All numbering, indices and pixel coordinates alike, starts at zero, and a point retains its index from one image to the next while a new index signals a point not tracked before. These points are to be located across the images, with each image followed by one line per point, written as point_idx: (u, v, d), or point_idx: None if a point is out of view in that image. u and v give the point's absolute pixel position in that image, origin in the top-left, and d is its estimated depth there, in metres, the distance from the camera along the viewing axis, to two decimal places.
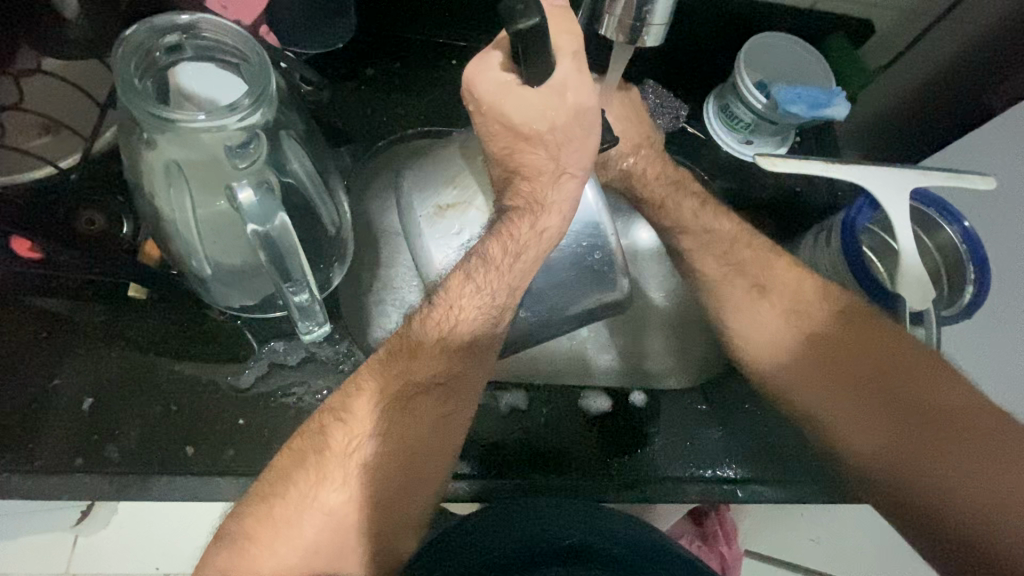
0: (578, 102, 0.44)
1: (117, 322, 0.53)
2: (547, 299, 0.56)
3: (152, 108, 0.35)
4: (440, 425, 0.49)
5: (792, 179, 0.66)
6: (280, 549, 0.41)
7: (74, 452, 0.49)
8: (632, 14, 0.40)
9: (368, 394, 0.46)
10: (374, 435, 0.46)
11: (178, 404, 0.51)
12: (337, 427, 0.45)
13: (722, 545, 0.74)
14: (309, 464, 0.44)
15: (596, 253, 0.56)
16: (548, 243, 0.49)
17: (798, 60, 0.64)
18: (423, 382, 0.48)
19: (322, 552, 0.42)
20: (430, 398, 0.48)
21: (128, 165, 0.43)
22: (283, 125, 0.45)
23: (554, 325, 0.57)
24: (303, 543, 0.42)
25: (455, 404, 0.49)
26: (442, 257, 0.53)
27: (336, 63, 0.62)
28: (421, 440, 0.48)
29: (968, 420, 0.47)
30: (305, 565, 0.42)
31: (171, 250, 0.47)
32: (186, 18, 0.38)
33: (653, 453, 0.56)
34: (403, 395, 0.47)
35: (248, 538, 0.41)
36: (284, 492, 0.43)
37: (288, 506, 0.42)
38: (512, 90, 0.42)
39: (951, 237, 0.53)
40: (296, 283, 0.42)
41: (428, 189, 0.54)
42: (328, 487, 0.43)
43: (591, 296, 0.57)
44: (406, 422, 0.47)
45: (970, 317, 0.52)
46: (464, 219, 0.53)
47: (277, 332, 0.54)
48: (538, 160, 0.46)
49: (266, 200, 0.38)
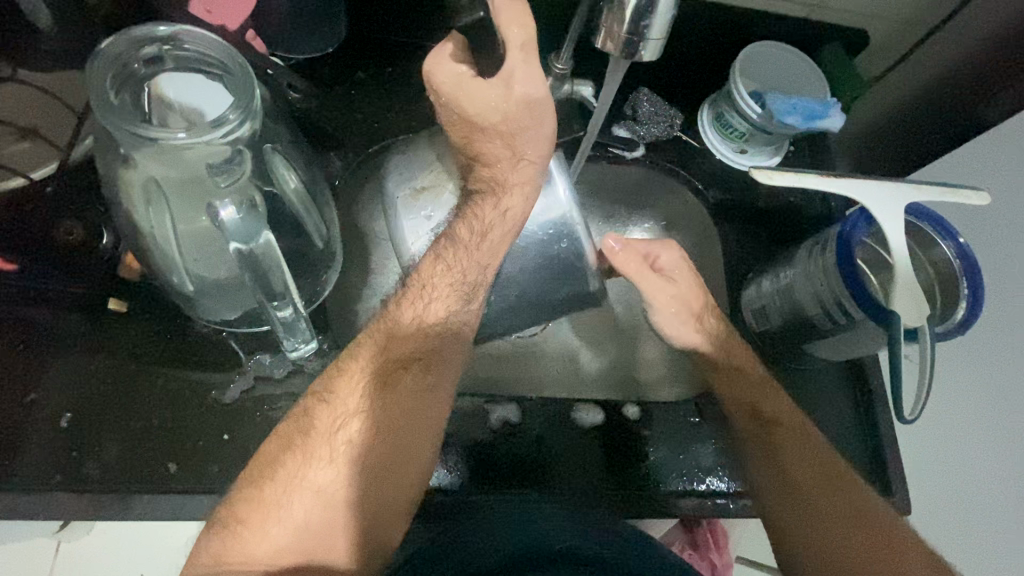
0: (525, 93, 0.44)
1: (95, 334, 0.51)
2: (521, 284, 0.57)
3: (129, 125, 0.33)
4: (422, 400, 0.49)
5: (787, 190, 0.66)
6: (272, 530, 0.42)
7: (52, 469, 0.47)
8: (630, 28, 0.39)
9: (351, 375, 0.47)
10: (358, 412, 0.46)
11: (159, 419, 0.50)
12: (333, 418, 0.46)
13: (714, 554, 0.74)
14: (296, 447, 0.44)
15: (563, 242, 0.54)
16: (513, 224, 0.52)
17: (794, 70, 0.63)
18: (404, 357, 0.49)
19: (313, 531, 0.43)
20: (411, 373, 0.49)
21: (106, 177, 0.41)
22: (270, 137, 0.43)
23: (523, 309, 0.58)
24: (292, 524, 0.43)
25: (434, 379, 0.50)
26: (414, 239, 0.55)
27: (327, 69, 0.60)
28: (403, 423, 0.47)
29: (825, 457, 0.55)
30: (296, 545, 0.42)
31: (151, 264, 0.45)
32: (164, 30, 0.37)
33: (647, 462, 0.56)
34: (386, 371, 0.48)
35: (237, 519, 0.42)
36: (273, 476, 0.44)
37: (276, 488, 0.43)
38: (464, 82, 0.43)
39: (946, 253, 0.53)
40: (282, 299, 0.40)
41: (408, 172, 0.55)
42: (315, 467, 0.44)
43: (561, 286, 0.56)
44: (388, 404, 0.47)
45: (964, 333, 0.52)
46: (437, 204, 0.55)
47: (264, 344, 0.53)
48: (496, 148, 0.49)
49: (249, 218, 0.36)
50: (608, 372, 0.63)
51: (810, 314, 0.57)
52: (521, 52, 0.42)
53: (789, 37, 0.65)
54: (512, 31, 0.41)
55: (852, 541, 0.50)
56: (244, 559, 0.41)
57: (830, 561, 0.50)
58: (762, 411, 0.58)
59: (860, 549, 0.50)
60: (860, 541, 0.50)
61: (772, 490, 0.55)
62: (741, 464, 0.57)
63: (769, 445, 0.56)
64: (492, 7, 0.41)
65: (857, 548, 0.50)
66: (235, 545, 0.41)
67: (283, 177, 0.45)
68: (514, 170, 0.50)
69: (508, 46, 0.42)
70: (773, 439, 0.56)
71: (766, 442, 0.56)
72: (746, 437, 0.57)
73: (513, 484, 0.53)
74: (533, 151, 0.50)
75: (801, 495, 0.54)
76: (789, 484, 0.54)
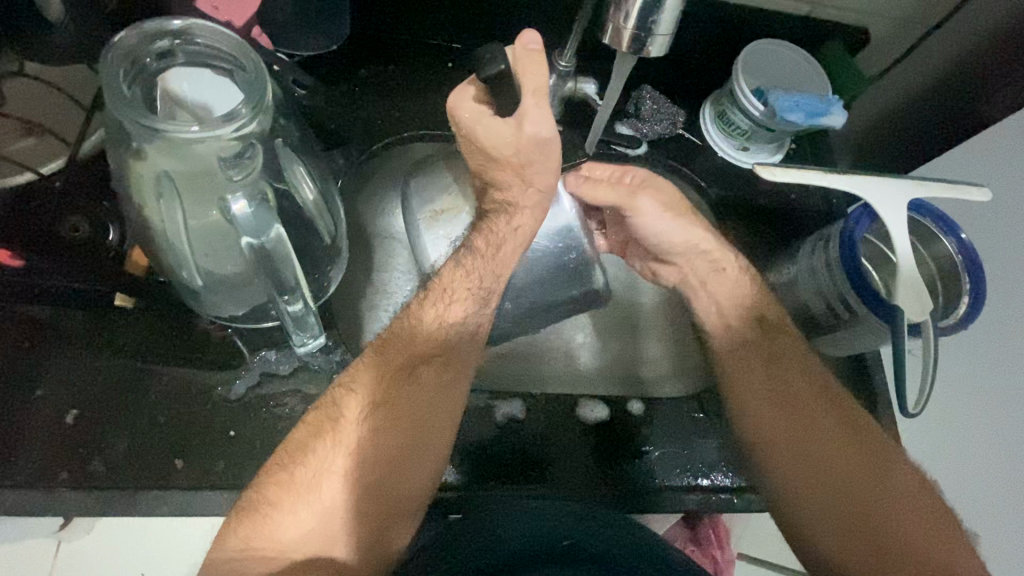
0: (534, 133, 0.44)
1: (100, 330, 0.51)
2: (533, 292, 0.60)
3: (142, 117, 0.33)
4: (439, 399, 0.49)
5: (788, 187, 0.66)
6: (300, 513, 0.42)
7: (59, 465, 0.47)
8: (637, 23, 0.39)
9: (370, 368, 0.48)
10: (375, 406, 0.47)
11: (166, 416, 0.50)
12: (364, 408, 0.46)
13: (715, 550, 0.74)
14: (327, 435, 0.45)
15: (572, 254, 0.60)
16: (524, 239, 0.53)
17: (796, 68, 0.64)
18: (424, 354, 0.49)
19: (339, 517, 0.43)
20: (431, 370, 0.49)
21: (116, 172, 0.41)
22: (279, 132, 0.44)
23: (537, 314, 0.61)
24: (319, 506, 0.43)
25: (452, 376, 0.50)
26: (434, 253, 0.58)
27: (332, 66, 0.60)
28: (422, 417, 0.48)
29: (846, 446, 0.52)
30: (321, 530, 0.43)
31: (159, 259, 0.45)
32: (178, 24, 0.37)
33: (662, 458, 0.56)
34: (407, 366, 0.49)
35: (265, 501, 0.42)
36: (303, 461, 0.44)
37: (307, 474, 0.43)
38: (482, 119, 0.44)
39: (948, 248, 0.53)
40: (291, 294, 0.41)
41: (426, 196, 0.60)
42: (339, 457, 0.44)
43: (569, 292, 0.60)
44: (408, 396, 0.48)
45: (966, 327, 0.52)
46: (455, 223, 0.59)
47: (269, 341, 0.53)
48: (508, 177, 0.48)
49: (261, 212, 0.37)
50: (611, 367, 0.62)
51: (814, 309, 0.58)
52: (534, 97, 0.43)
53: (790, 34, 0.65)
54: (529, 78, 0.42)
55: (827, 439, 0.53)
56: (271, 542, 0.41)
57: (807, 471, 0.52)
58: (768, 318, 0.59)
59: (831, 447, 0.53)
60: (833, 441, 0.53)
61: (762, 389, 0.56)
62: (736, 368, 0.58)
63: (768, 350, 0.57)
64: (512, 54, 0.43)
65: (829, 445, 0.53)
66: (264, 530, 0.42)
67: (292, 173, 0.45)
68: (525, 195, 0.50)
69: (523, 91, 0.43)
70: (777, 348, 0.57)
71: (767, 348, 0.58)
72: (744, 379, 0.57)
73: (518, 481, 0.53)
74: (544, 183, 0.49)
75: (792, 396, 0.55)
76: (782, 388, 0.56)
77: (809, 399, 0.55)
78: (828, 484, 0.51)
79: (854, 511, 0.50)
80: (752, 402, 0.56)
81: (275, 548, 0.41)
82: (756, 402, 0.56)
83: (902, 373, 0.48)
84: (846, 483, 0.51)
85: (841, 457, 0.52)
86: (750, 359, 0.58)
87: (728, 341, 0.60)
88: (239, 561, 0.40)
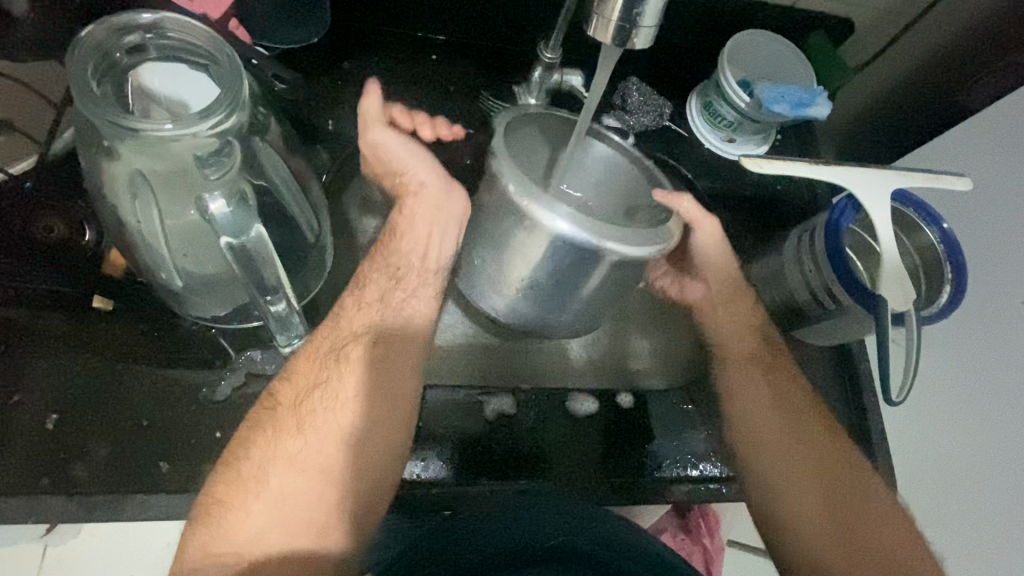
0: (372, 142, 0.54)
1: (80, 332, 0.50)
2: (542, 280, 0.51)
3: (111, 115, 0.32)
4: (377, 370, 0.48)
5: (774, 178, 0.67)
6: (254, 508, 0.43)
7: (40, 471, 0.46)
8: (621, 15, 0.38)
9: (327, 356, 0.47)
10: (320, 385, 0.46)
11: (149, 419, 0.49)
12: (309, 393, 0.46)
13: (705, 538, 0.75)
14: (264, 424, 0.45)
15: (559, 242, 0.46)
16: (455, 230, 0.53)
17: (781, 58, 0.63)
18: (352, 332, 0.49)
19: (288, 504, 0.43)
20: (360, 347, 0.48)
21: (88, 172, 0.40)
22: (260, 129, 0.43)
23: (561, 297, 0.53)
24: (272, 499, 0.43)
25: (385, 350, 0.49)
26: None
27: (313, 59, 0.59)
28: (372, 392, 0.47)
29: (816, 442, 0.56)
30: (281, 520, 0.43)
31: (137, 259, 0.44)
32: (147, 18, 0.36)
33: (638, 447, 0.56)
34: (336, 346, 0.48)
35: (216, 503, 0.42)
36: (246, 455, 0.44)
37: (253, 465, 0.44)
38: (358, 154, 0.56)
39: (930, 238, 0.54)
40: (275, 295, 0.40)
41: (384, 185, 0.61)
42: (286, 441, 0.44)
43: (590, 277, 0.49)
44: (350, 375, 0.47)
45: (948, 316, 0.53)
46: None
47: (255, 340, 0.53)
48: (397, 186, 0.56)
49: (240, 211, 0.37)
50: (600, 359, 0.62)
51: (800, 299, 0.59)
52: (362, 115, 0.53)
53: (776, 24, 0.65)
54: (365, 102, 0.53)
55: (829, 456, 0.55)
56: (230, 543, 0.41)
57: (782, 462, 0.56)
58: (773, 334, 0.61)
59: (833, 463, 0.55)
60: (832, 466, 0.55)
61: (764, 409, 0.57)
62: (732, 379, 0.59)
63: (772, 364, 0.59)
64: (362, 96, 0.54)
65: (831, 461, 0.55)
66: (218, 532, 0.42)
67: (274, 171, 0.44)
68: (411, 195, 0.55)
69: None
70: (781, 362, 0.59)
71: (772, 363, 0.59)
72: (738, 364, 0.60)
73: (503, 471, 0.53)
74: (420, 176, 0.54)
75: (796, 411, 0.57)
76: (785, 401, 0.57)
77: (813, 417, 0.57)
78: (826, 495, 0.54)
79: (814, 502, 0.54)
80: (755, 418, 0.57)
81: (232, 548, 0.41)
82: (761, 420, 0.57)
83: (886, 363, 0.49)
84: (844, 503, 0.54)
85: (810, 454, 0.55)
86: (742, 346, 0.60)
87: (723, 323, 0.61)
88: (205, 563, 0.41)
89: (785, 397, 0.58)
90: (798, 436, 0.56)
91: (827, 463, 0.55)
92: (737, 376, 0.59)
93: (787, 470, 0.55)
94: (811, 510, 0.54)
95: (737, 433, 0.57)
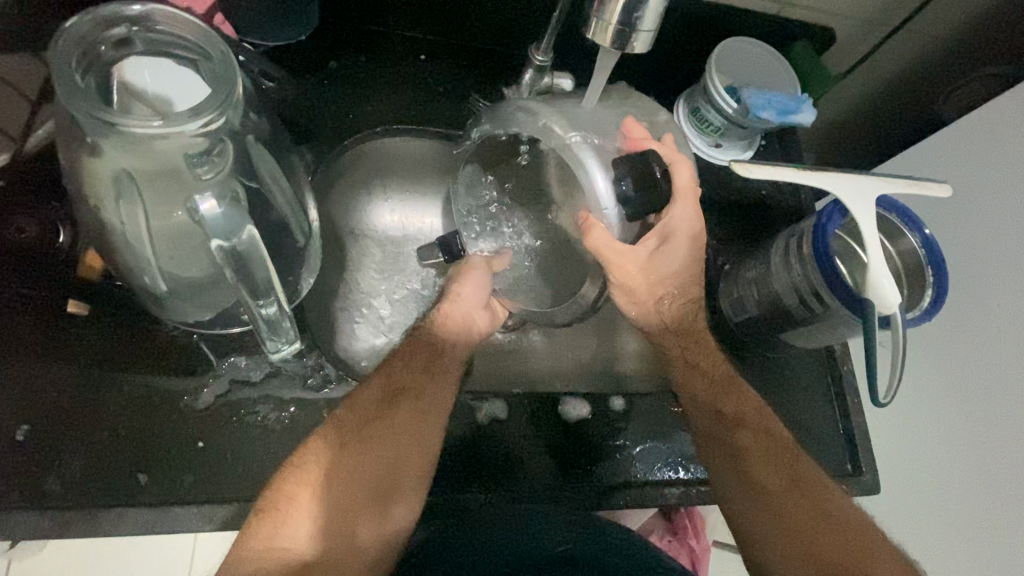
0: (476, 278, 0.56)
1: (54, 339, 0.48)
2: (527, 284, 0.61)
3: (95, 111, 0.31)
4: (420, 415, 0.49)
5: (760, 183, 0.67)
6: (310, 508, 0.44)
7: (10, 486, 0.44)
8: (621, 18, 0.38)
9: (375, 390, 0.50)
10: (367, 419, 0.49)
11: (126, 429, 0.47)
12: (370, 423, 0.49)
13: (693, 541, 0.76)
14: (325, 437, 0.47)
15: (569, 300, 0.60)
16: (477, 315, 0.56)
17: (768, 65, 0.64)
18: (403, 384, 0.50)
19: (337, 509, 0.45)
20: (411, 397, 0.50)
21: (68, 170, 0.38)
22: (252, 128, 0.41)
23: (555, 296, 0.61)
24: (325, 500, 0.45)
25: (424, 399, 0.50)
26: (375, 297, 0.63)
27: (302, 57, 0.58)
28: (408, 434, 0.49)
29: (803, 471, 0.51)
30: (329, 521, 0.45)
31: (117, 261, 0.43)
32: (137, 9, 0.34)
33: (624, 463, 0.56)
34: (390, 395, 0.50)
35: (283, 497, 0.44)
36: (311, 460, 0.45)
37: (319, 471, 0.45)
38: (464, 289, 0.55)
39: (912, 243, 0.56)
40: (266, 298, 0.39)
41: (418, 197, 0.65)
42: (344, 457, 0.47)
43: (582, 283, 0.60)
44: (392, 419, 0.49)
45: (931, 319, 0.54)
46: (389, 282, 0.64)
47: (239, 346, 0.51)
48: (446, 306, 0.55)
49: (231, 211, 0.34)
50: (588, 365, 0.64)
51: (787, 304, 0.58)
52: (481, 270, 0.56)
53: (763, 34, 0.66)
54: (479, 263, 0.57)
55: (821, 536, 0.47)
56: (291, 540, 0.43)
57: (760, 482, 0.51)
58: (722, 409, 0.54)
59: (823, 534, 0.47)
60: (821, 490, 0.50)
61: (756, 441, 0.53)
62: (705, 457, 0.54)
63: (734, 446, 0.53)
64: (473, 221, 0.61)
65: (817, 538, 0.47)
66: (280, 526, 0.43)
67: (265, 171, 0.43)
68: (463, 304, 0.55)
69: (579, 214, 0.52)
70: (737, 441, 0.53)
71: (744, 415, 0.54)
72: (725, 386, 0.55)
73: (508, 481, 0.53)
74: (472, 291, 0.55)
75: (782, 443, 0.53)
76: (774, 445, 0.52)
77: (806, 476, 0.51)
78: (819, 523, 0.48)
79: (798, 517, 0.49)
80: (731, 461, 0.52)
81: (291, 547, 0.43)
82: (741, 443, 0.53)
83: (873, 367, 0.50)
84: (827, 519, 0.48)
85: (785, 475, 0.51)
86: (726, 371, 0.56)
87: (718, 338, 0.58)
88: (263, 557, 0.42)
89: (770, 423, 0.54)
90: (776, 458, 0.52)
91: (818, 487, 0.50)
92: (728, 401, 0.55)
93: (764, 485, 0.51)
94: (783, 524, 0.49)
95: (727, 519, 0.52)
